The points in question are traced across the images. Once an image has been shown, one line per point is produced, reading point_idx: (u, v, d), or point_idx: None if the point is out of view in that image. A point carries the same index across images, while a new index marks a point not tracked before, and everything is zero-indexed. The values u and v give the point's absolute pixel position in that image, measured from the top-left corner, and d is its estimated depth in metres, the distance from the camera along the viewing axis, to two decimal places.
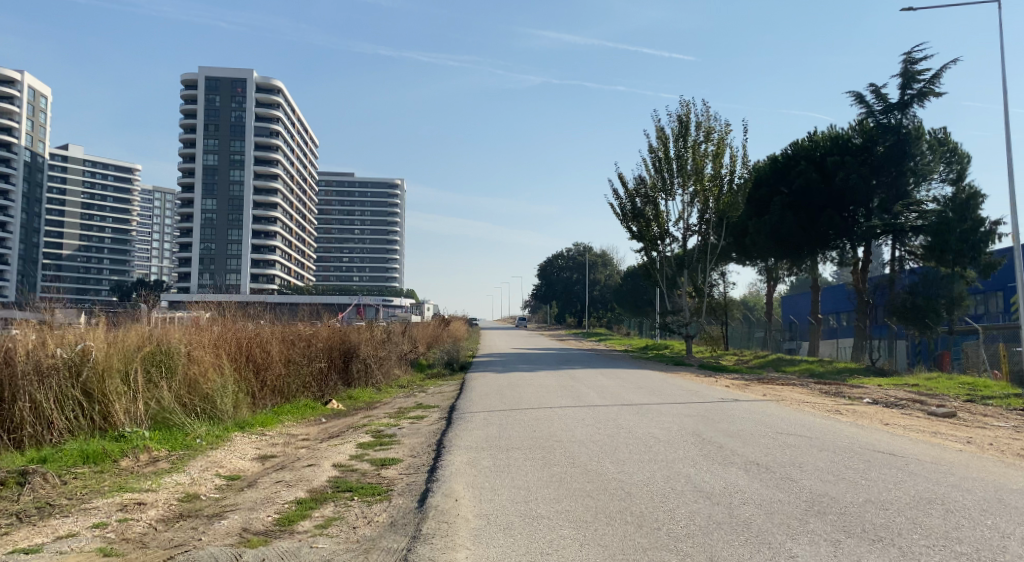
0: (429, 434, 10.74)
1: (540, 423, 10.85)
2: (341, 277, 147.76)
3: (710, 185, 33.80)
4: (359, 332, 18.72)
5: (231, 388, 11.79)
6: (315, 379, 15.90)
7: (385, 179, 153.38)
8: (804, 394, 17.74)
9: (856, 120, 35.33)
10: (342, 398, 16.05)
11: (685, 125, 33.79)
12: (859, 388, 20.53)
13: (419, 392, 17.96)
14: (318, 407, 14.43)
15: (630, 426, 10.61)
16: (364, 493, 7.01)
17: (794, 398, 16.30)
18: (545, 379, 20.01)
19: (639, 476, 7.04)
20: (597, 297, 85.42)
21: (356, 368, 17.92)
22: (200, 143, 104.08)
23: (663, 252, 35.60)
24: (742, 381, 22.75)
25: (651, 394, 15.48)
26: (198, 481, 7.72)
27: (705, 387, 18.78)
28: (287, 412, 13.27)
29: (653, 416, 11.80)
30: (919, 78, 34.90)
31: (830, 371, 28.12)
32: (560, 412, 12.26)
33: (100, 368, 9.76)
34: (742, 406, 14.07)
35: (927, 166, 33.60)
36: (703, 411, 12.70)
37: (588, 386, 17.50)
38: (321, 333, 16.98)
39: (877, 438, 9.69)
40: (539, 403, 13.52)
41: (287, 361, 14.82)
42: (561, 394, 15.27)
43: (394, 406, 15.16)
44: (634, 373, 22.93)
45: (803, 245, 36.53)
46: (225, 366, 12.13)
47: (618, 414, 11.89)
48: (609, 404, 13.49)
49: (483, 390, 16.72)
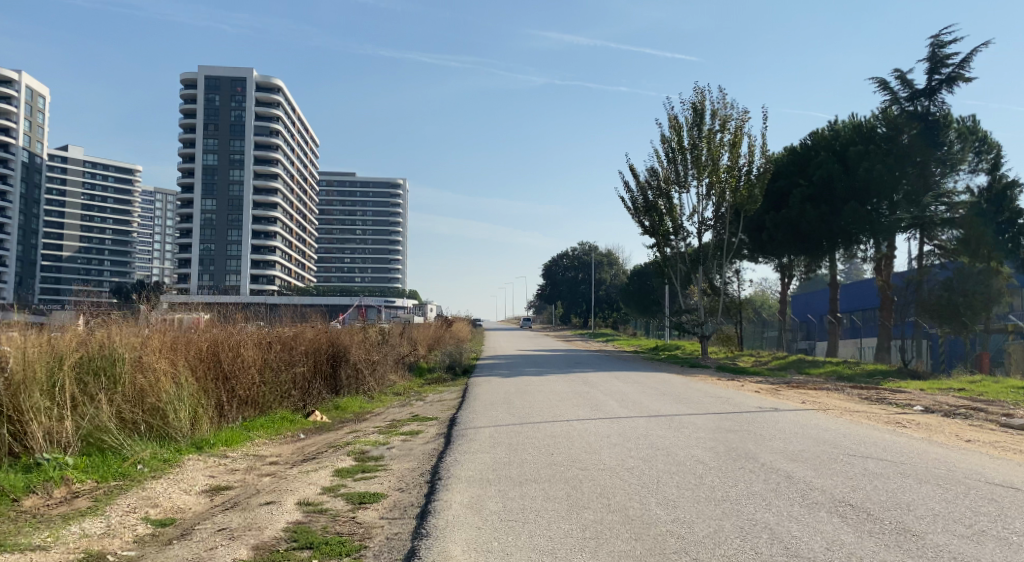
0: (424, 456, 8.89)
1: (557, 441, 8.99)
2: (344, 278, 145.97)
3: (726, 176, 31.77)
4: (350, 334, 16.87)
5: (189, 400, 9.91)
6: (297, 388, 14.10)
7: (386, 179, 151.90)
8: (846, 401, 15.84)
9: (879, 108, 33.48)
10: (327, 409, 14.16)
11: (700, 113, 31.87)
12: (903, 394, 18.57)
13: (417, 400, 16.12)
14: (296, 420, 12.56)
15: (667, 445, 8.75)
16: (327, 554, 5.15)
17: (839, 406, 14.40)
18: (555, 385, 18.10)
19: (704, 529, 5.20)
20: (603, 297, 83.60)
21: (345, 374, 16.11)
22: (200, 142, 102.36)
23: (677, 247, 33.68)
24: (770, 385, 20.80)
25: (679, 404, 13.60)
26: (112, 531, 5.85)
27: (735, 393, 16.86)
28: (258, 428, 11.41)
29: (690, 432, 9.91)
30: (947, 62, 33.11)
31: (859, 374, 26.19)
32: (580, 426, 10.40)
33: (14, 382, 7.96)
34: (787, 416, 12.18)
35: (956, 154, 31.81)
36: (747, 425, 10.81)
37: (606, 393, 15.63)
38: (308, 336, 15.15)
39: (979, 463, 7.79)
40: (553, 414, 11.63)
41: (264, 368, 13.02)
42: (577, 403, 13.42)
43: (386, 418, 13.29)
44: (652, 378, 21.01)
45: (824, 240, 34.53)
46: (186, 374, 10.30)
47: (648, 429, 10.00)
48: (635, 416, 11.63)
49: (488, 397, 14.86)
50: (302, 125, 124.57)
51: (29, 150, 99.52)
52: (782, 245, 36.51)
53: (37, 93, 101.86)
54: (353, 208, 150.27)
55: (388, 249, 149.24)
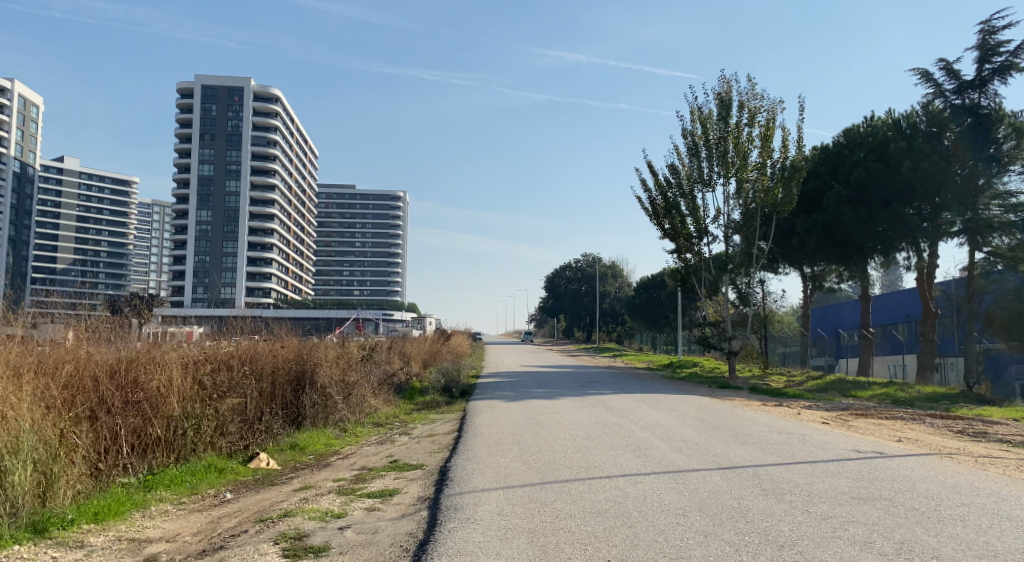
0: (391, 557, 5.48)
1: (613, 529, 5.60)
2: (342, 290, 142.45)
3: (756, 175, 28.50)
4: (323, 351, 13.42)
5: (40, 451, 6.53)
6: (242, 419, 10.66)
7: (386, 192, 148.66)
8: (947, 439, 12.47)
9: (922, 101, 29.66)
10: (279, 449, 10.68)
11: (727, 105, 28.57)
12: (1000, 425, 15.19)
13: (400, 434, 12.65)
14: (226, 468, 9.09)
15: (793, 540, 5.36)
16: None
17: (949, 447, 11.05)
18: (576, 412, 14.63)
19: None
20: (608, 310, 80.03)
21: (310, 401, 12.64)
22: (195, 152, 99.01)
23: (699, 253, 30.31)
24: (828, 413, 17.37)
25: (748, 447, 10.21)
26: None
27: (799, 426, 13.49)
28: (162, 484, 7.97)
29: (802, 505, 6.54)
30: (1000, 50, 29.86)
31: (916, 397, 22.80)
32: (632, 490, 7.01)
33: None
34: (906, 465, 8.85)
35: (1011, 152, 28.03)
36: (873, 486, 7.42)
37: (641, 426, 12.19)
38: (261, 356, 11.69)
39: None
40: (584, 466, 8.20)
41: (190, 396, 9.57)
42: (614, 445, 9.98)
43: (355, 464, 9.81)
44: (687, 403, 17.66)
45: (861, 245, 31.21)
46: (40, 414, 6.93)
47: (740, 501, 6.61)
48: (698, 469, 8.26)
49: (493, 432, 11.44)
50: (300, 136, 121.57)
51: (21, 159, 95.26)
52: (816, 253, 33.09)
53: (29, 102, 98.56)
54: (352, 219, 146.90)
55: (387, 261, 145.70)
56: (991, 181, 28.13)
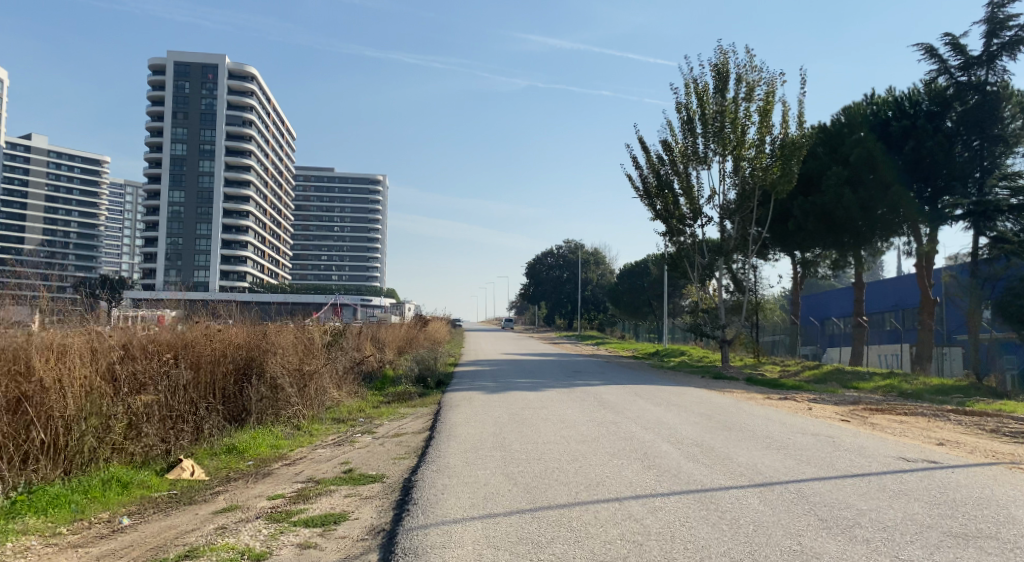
0: None
1: None
2: (320, 276, 139.78)
3: (753, 153, 26.85)
4: (278, 337, 11.58)
5: None
6: (166, 418, 8.85)
7: (366, 176, 146.05)
8: (991, 441, 10.94)
9: (925, 78, 28.16)
10: (208, 455, 8.82)
11: (724, 77, 26.85)
12: None
13: (362, 434, 10.82)
14: (130, 482, 7.22)
15: None
16: None
17: (1003, 453, 9.49)
18: (566, 407, 12.89)
19: None
20: (590, 298, 78.43)
21: (255, 394, 10.75)
22: (168, 131, 95.94)
23: (692, 236, 28.74)
24: (840, 408, 15.80)
25: (775, 454, 8.53)
26: None
27: (819, 424, 11.88)
28: (33, 509, 6.11)
29: (887, 548, 4.87)
30: (1009, 25, 28.35)
31: (926, 390, 21.30)
32: (654, 522, 5.28)
33: None
34: (975, 479, 7.24)
35: (1018, 131, 26.27)
36: (961, 514, 5.77)
37: (644, 426, 10.48)
38: (196, 341, 9.82)
39: None
40: (585, 484, 6.47)
41: (94, 390, 7.72)
42: (617, 452, 8.24)
43: (302, 474, 7.99)
44: (687, 397, 16.01)
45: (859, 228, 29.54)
46: None
47: (806, 543, 4.90)
48: (728, 489, 6.55)
49: (472, 432, 9.66)
50: (278, 116, 118.64)
51: None
52: (811, 238, 31.31)
53: None
54: (331, 203, 144.21)
55: (365, 245, 143.14)
56: (995, 162, 26.67)
